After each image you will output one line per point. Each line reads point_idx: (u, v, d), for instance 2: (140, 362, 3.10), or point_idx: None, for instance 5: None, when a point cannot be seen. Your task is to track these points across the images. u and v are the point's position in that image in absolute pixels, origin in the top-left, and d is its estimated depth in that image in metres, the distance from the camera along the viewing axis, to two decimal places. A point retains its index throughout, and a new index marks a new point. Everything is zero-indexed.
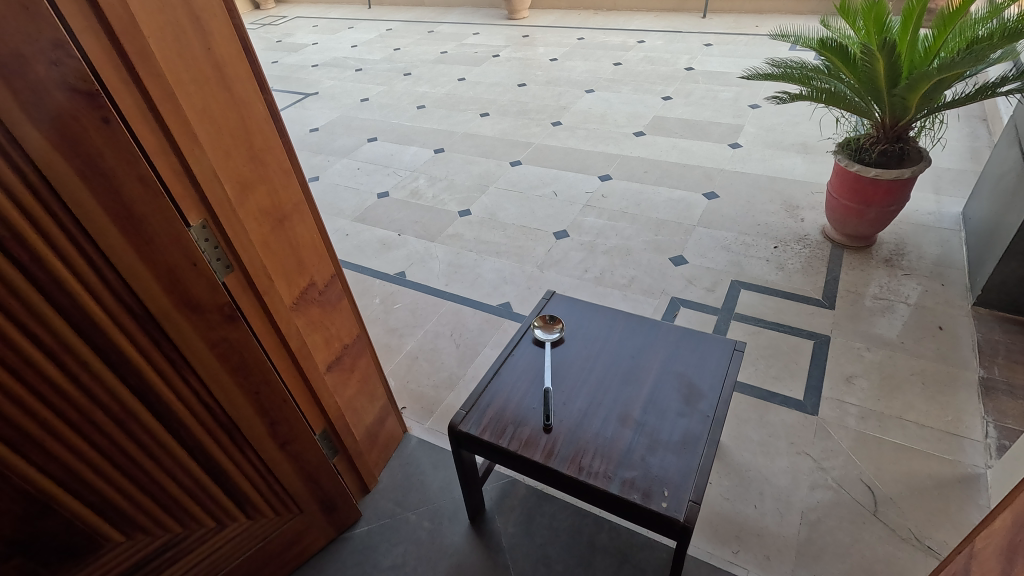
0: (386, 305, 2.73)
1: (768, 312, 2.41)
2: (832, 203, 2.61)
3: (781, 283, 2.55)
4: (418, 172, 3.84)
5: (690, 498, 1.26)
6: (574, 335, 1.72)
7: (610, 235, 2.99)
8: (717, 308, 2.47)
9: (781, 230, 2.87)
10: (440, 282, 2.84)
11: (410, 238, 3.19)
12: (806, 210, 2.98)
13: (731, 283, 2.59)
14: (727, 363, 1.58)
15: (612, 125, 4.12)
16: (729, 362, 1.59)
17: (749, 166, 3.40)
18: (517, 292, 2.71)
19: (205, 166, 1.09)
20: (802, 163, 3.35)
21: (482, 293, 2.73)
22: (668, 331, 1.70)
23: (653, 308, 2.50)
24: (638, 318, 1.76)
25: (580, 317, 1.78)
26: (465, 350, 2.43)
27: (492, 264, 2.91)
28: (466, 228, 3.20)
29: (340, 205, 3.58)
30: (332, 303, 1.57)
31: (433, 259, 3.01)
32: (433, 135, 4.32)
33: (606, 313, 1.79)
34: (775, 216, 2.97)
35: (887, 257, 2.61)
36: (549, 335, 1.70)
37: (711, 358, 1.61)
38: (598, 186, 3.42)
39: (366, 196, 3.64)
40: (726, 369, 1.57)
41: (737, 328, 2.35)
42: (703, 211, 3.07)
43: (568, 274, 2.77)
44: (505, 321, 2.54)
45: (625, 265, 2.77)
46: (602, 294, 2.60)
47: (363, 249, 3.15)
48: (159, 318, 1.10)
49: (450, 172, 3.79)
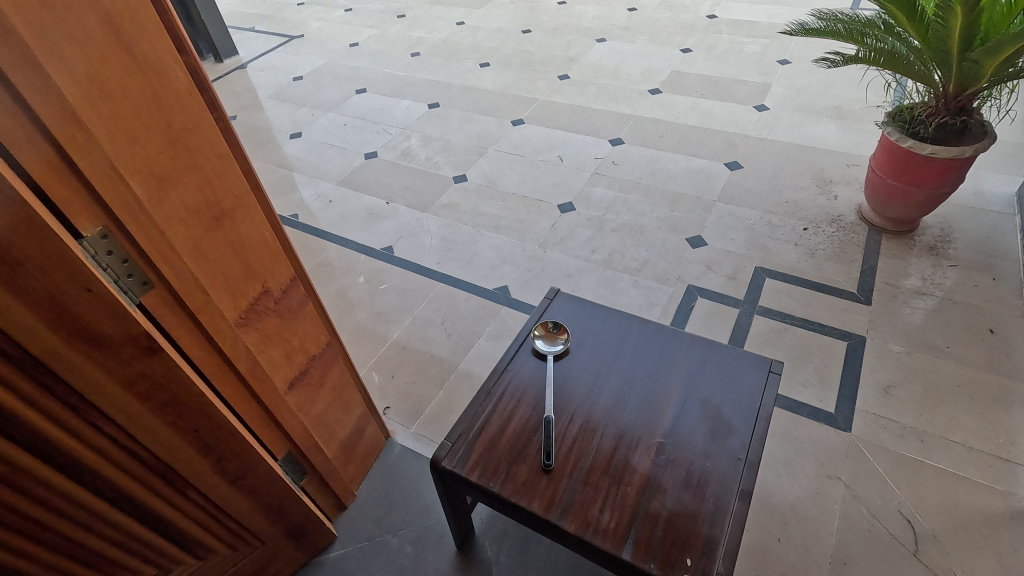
0: (372, 285, 2.48)
1: (795, 306, 2.16)
2: (873, 178, 2.30)
3: (811, 271, 2.28)
4: (410, 130, 3.49)
5: (718, 570, 1.05)
6: (584, 345, 1.48)
7: (621, 210, 2.70)
8: (739, 299, 2.22)
9: (811, 209, 2.56)
10: (432, 259, 2.58)
11: (399, 207, 2.90)
12: (839, 185, 2.66)
13: (755, 270, 2.32)
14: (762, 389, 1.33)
15: (625, 81, 3.72)
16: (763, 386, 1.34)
17: (777, 133, 3.04)
18: (517, 274, 2.45)
19: (97, 159, 0.81)
20: (837, 130, 2.99)
21: (477, 274, 2.47)
22: (693, 345, 1.46)
23: (667, 298, 2.25)
24: (657, 326, 1.51)
25: (590, 321, 1.54)
26: (457, 343, 2.20)
27: (489, 240, 2.63)
28: (461, 197, 2.91)
29: (324, 166, 3.27)
30: (293, 312, 1.29)
31: (424, 232, 2.73)
32: (428, 88, 3.93)
33: (620, 318, 1.54)
34: (805, 191, 2.65)
35: (930, 243, 2.33)
36: (552, 351, 1.45)
37: (743, 382, 1.36)
38: (608, 151, 3.09)
39: (353, 156, 3.32)
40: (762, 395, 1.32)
41: (760, 324, 2.11)
42: (725, 184, 2.76)
43: (573, 256, 2.50)
44: (502, 309, 2.30)
45: (636, 245, 2.50)
46: (610, 281, 2.36)
47: (349, 218, 2.87)
48: (49, 360, 0.84)
49: (445, 131, 3.44)
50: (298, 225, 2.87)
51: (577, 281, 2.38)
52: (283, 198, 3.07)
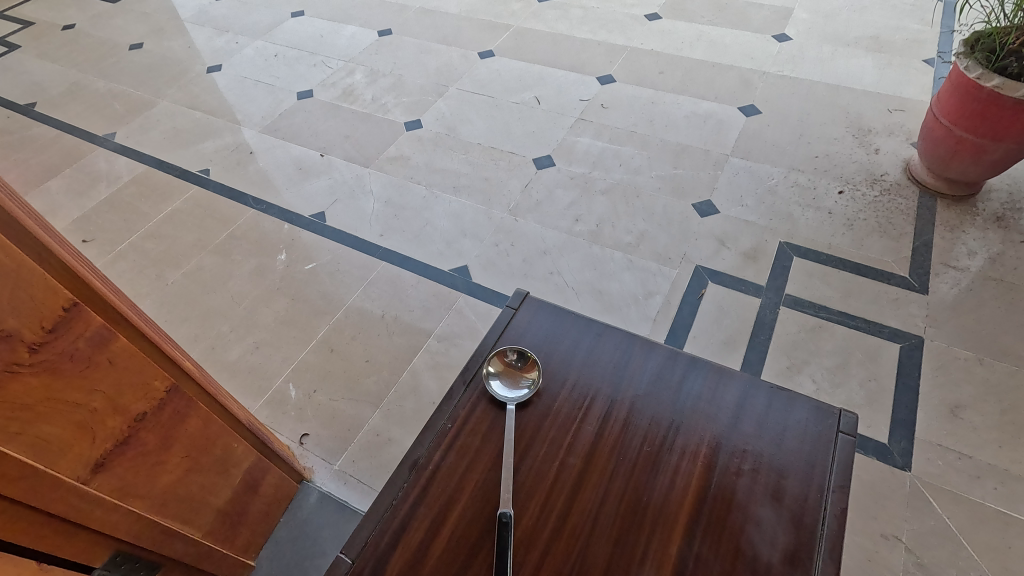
0: (297, 265, 1.96)
1: (831, 295, 1.70)
2: (935, 128, 1.80)
3: (849, 248, 1.81)
4: (354, 62, 2.86)
5: None
6: (562, 384, 0.99)
7: (611, 167, 2.18)
8: (760, 286, 1.75)
9: (847, 166, 2.06)
10: (374, 230, 2.06)
11: (337, 161, 2.34)
12: (880, 135, 2.15)
13: (779, 247, 1.84)
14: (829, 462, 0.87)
15: (617, 4, 3.09)
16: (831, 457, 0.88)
17: (801, 69, 2.49)
18: (480, 251, 1.95)
19: None
20: (874, 66, 2.45)
21: (430, 251, 1.96)
22: (723, 384, 0.98)
23: (668, 283, 1.79)
24: (670, 354, 1.02)
25: (573, 346, 1.04)
26: (402, 345, 1.72)
27: (447, 206, 2.11)
28: (414, 149, 2.35)
29: (246, 107, 2.66)
30: (83, 355, 0.78)
31: (366, 194, 2.19)
32: (379, 11, 3.24)
33: (617, 339, 1.04)
34: (839, 143, 2.15)
35: (998, 211, 1.85)
36: (514, 401, 0.96)
37: (799, 447, 0.90)
38: (595, 90, 2.52)
39: (283, 95, 2.70)
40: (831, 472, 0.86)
41: (787, 320, 1.66)
42: (738, 133, 2.24)
43: (551, 226, 2.00)
44: (460, 298, 1.81)
45: (629, 214, 2.01)
46: (597, 260, 1.87)
47: (272, 175, 2.30)
48: None
49: (397, 64, 2.81)
50: (208, 183, 2.29)
51: (556, 261, 1.89)
52: (192, 148, 2.46)
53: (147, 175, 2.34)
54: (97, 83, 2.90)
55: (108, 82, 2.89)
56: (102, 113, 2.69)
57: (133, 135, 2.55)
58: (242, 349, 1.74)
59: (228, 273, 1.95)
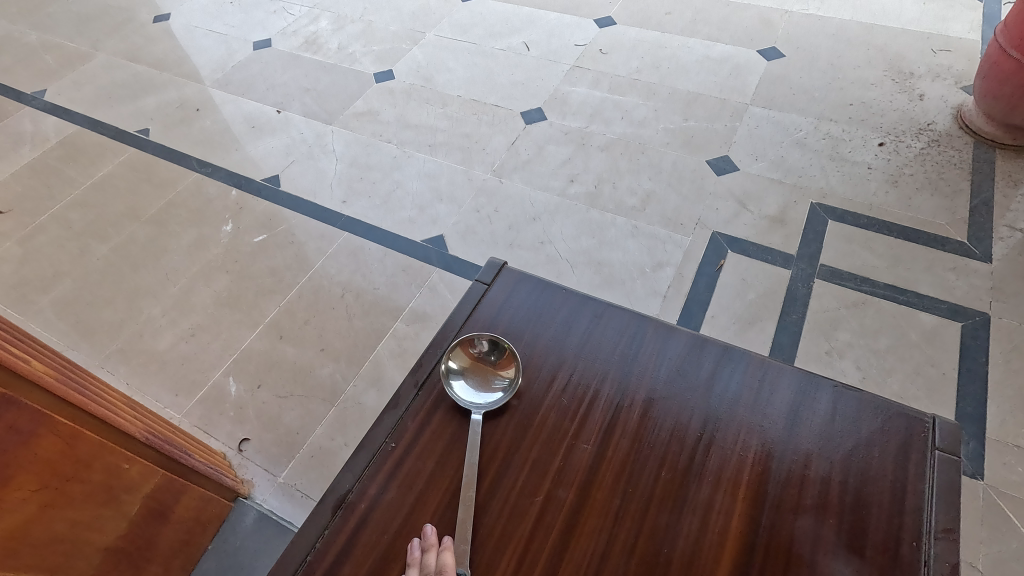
0: (244, 235, 1.68)
1: (875, 264, 1.43)
2: (1001, 63, 1.52)
3: (894, 207, 1.54)
4: (319, 8, 2.52)
5: None
6: (548, 382, 0.68)
7: (611, 119, 1.88)
8: (789, 254, 1.47)
9: (887, 115, 1.77)
10: (336, 195, 1.77)
11: (295, 117, 2.03)
12: (925, 78, 1.85)
13: (811, 209, 1.56)
14: (950, 494, 0.57)
15: None
16: (958, 484, 0.57)
17: (829, 6, 2.17)
18: (458, 218, 1.66)
19: None
20: (913, 2, 2.13)
21: (400, 219, 1.68)
22: (779, 377, 0.67)
23: (681, 252, 1.51)
24: (700, 338, 0.71)
25: (563, 328, 0.73)
26: (364, 329, 1.44)
27: (421, 166, 1.82)
28: (384, 102, 2.04)
29: (195, 58, 2.33)
30: None
31: (328, 154, 1.89)
32: None
33: (622, 320, 0.74)
34: (876, 88, 1.85)
35: None
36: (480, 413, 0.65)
37: (901, 469, 0.59)
38: (593, 34, 2.20)
39: (237, 45, 2.37)
40: (956, 509, 0.56)
41: (824, 294, 1.39)
42: (758, 79, 1.94)
43: (541, 188, 1.71)
44: (434, 272, 1.54)
45: (634, 171, 1.72)
46: (595, 226, 1.59)
47: (221, 134, 2.00)
48: None
49: (368, 8, 2.47)
50: (147, 145, 1.98)
51: (548, 227, 1.60)
52: (130, 104, 2.14)
53: (77, 136, 2.03)
54: (28, 34, 2.56)
55: (40, 33, 2.55)
56: (31, 67, 2.36)
57: (64, 91, 2.23)
58: (175, 337, 1.46)
59: (163, 246, 1.67)
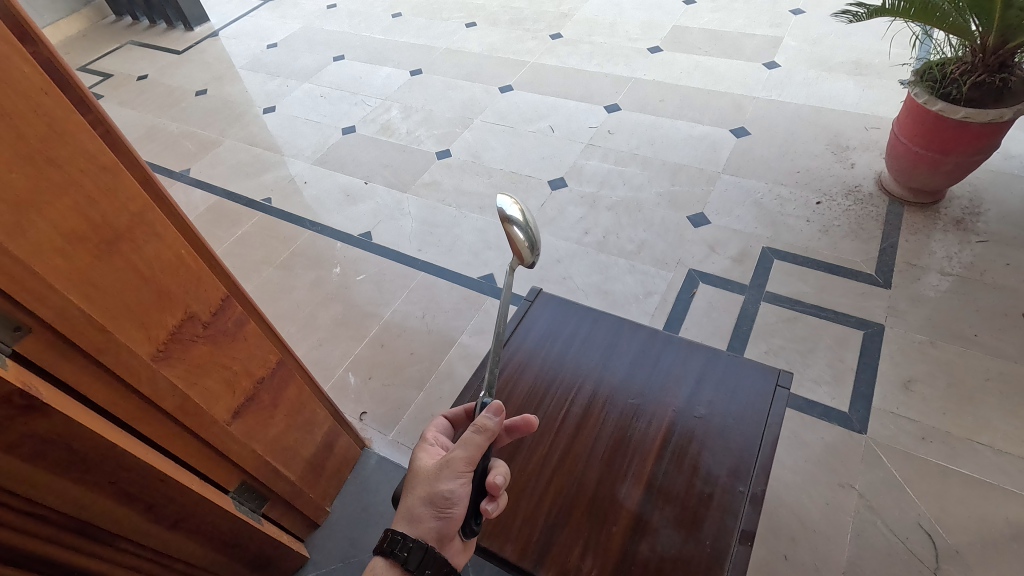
0: (348, 275, 2.32)
1: (807, 291, 1.97)
2: (896, 146, 2.07)
3: (824, 250, 2.09)
4: (390, 100, 3.25)
5: None
6: (568, 355, 1.28)
7: (616, 185, 2.50)
8: (745, 285, 2.03)
9: (825, 180, 2.34)
10: (412, 246, 2.41)
11: (378, 187, 2.71)
12: (857, 151, 2.42)
13: (763, 252, 2.12)
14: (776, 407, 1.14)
15: (622, 38, 3.43)
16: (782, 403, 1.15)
17: (788, 93, 2.78)
18: (503, 261, 2.27)
19: None
20: (855, 89, 2.72)
21: (460, 262, 2.30)
22: (694, 353, 1.25)
23: (666, 283, 2.08)
24: (653, 333, 1.30)
25: (576, 328, 1.33)
26: (439, 340, 2.05)
27: (474, 223, 2.46)
28: (444, 174, 2.71)
29: (298, 142, 3.07)
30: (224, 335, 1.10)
31: (405, 215, 2.55)
32: (409, 53, 3.65)
33: (610, 323, 1.33)
34: (819, 159, 2.42)
35: (958, 216, 2.10)
36: None
37: (753, 396, 1.17)
38: (603, 119, 2.84)
39: (330, 131, 3.10)
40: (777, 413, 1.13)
41: (768, 312, 1.94)
42: (730, 152, 2.54)
43: (563, 238, 2.32)
44: (487, 300, 2.14)
45: (633, 225, 2.31)
46: (603, 265, 2.18)
47: (324, 201, 2.68)
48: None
49: (428, 100, 3.19)
50: (270, 210, 2.67)
51: (568, 267, 2.20)
52: (254, 179, 2.86)
53: (219, 204, 2.75)
54: (171, 125, 3.36)
55: (179, 124, 3.35)
56: (177, 151, 3.13)
57: (204, 170, 2.97)
58: (307, 346, 2.09)
59: (291, 284, 2.32)
